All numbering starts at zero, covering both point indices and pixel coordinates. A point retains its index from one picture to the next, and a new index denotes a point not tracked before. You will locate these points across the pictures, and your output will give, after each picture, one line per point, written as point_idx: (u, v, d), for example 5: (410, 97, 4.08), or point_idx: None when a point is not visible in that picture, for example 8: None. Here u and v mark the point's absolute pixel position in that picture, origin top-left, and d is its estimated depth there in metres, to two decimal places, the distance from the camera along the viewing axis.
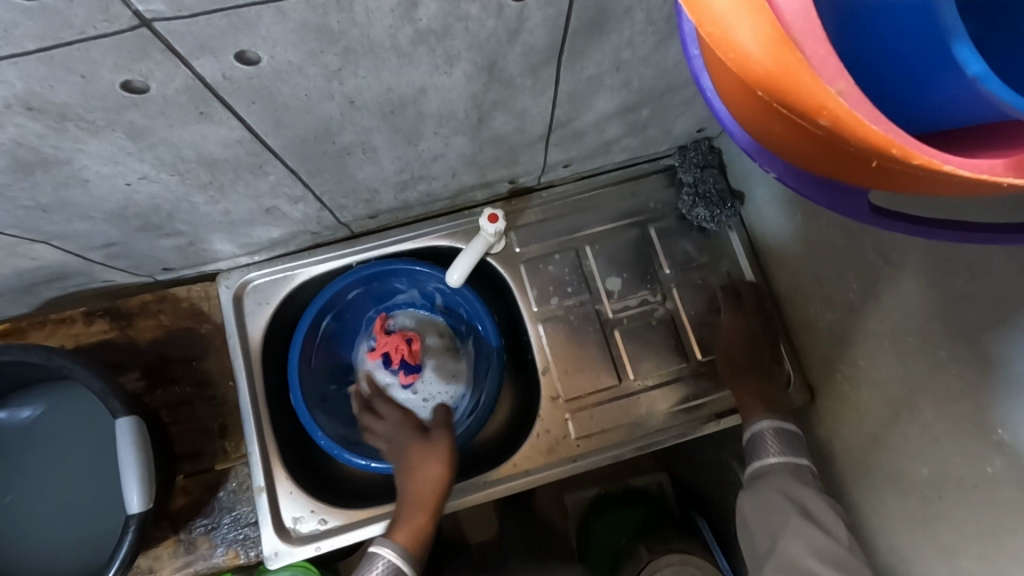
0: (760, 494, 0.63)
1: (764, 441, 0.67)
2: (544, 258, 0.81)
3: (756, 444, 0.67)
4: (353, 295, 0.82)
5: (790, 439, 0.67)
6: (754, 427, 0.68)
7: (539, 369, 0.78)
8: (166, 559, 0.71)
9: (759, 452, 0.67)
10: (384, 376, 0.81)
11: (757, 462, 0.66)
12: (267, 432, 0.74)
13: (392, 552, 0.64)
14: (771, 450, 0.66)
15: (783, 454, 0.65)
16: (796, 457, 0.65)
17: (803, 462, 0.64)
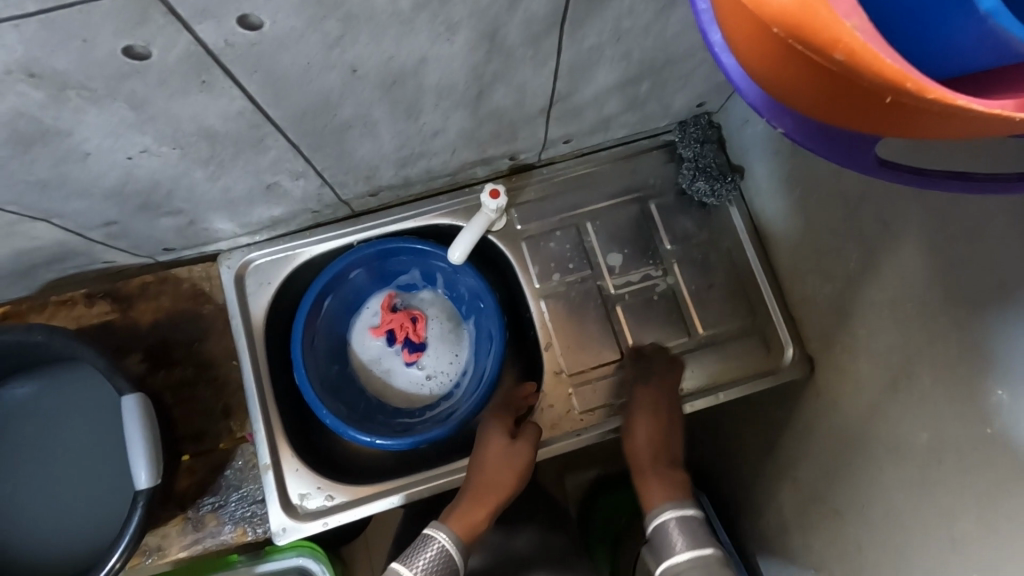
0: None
1: (669, 537, 0.57)
2: (545, 235, 0.81)
3: (661, 541, 0.57)
4: (354, 275, 0.82)
5: (696, 529, 0.58)
6: (656, 517, 0.59)
7: (542, 345, 0.79)
8: (174, 537, 0.71)
9: (667, 545, 0.57)
10: (389, 352, 0.86)
11: (664, 562, 0.56)
12: (272, 410, 0.74)
13: (446, 542, 0.62)
14: (677, 546, 0.56)
15: (690, 548, 0.56)
16: (702, 547, 0.56)
17: (711, 551, 0.56)
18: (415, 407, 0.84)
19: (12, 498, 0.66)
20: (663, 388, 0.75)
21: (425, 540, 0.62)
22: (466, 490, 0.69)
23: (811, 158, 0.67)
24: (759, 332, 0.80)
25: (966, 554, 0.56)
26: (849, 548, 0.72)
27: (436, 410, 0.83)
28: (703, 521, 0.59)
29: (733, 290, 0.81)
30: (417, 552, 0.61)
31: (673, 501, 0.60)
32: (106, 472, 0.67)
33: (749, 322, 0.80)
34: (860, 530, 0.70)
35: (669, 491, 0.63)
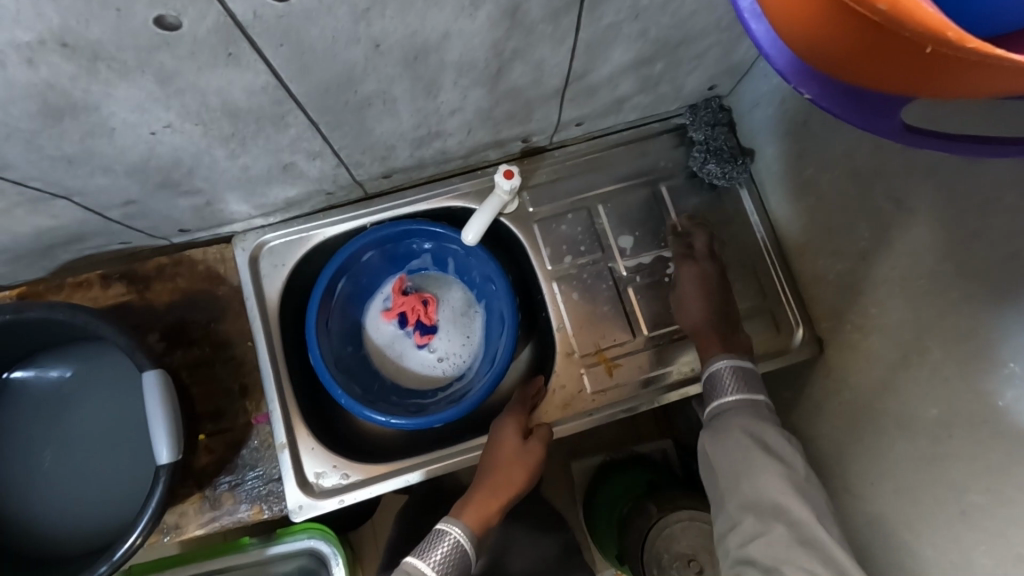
0: (721, 433, 0.64)
1: (720, 381, 0.68)
2: (557, 217, 0.82)
3: (711, 382, 0.69)
4: (367, 257, 0.83)
5: (748, 377, 0.68)
6: (711, 364, 0.69)
7: (554, 326, 0.80)
8: (192, 515, 0.72)
9: (718, 390, 0.68)
10: (401, 334, 0.87)
11: (716, 399, 0.68)
12: (288, 390, 0.75)
13: (460, 537, 0.63)
14: (730, 389, 0.67)
15: (742, 393, 0.66)
16: (754, 394, 0.67)
17: (760, 398, 0.66)
18: (428, 388, 0.85)
19: (33, 474, 0.66)
20: (710, 258, 0.79)
21: (438, 533, 0.64)
22: (478, 483, 0.70)
23: (823, 138, 0.67)
24: (769, 313, 0.81)
25: (975, 525, 0.57)
26: (857, 523, 0.74)
27: (449, 390, 0.85)
28: (754, 372, 0.69)
29: (743, 272, 0.82)
30: (432, 546, 0.63)
31: (724, 354, 0.70)
32: (128, 448, 0.67)
33: (758, 303, 0.81)
34: (870, 507, 0.71)
35: (725, 347, 0.72)
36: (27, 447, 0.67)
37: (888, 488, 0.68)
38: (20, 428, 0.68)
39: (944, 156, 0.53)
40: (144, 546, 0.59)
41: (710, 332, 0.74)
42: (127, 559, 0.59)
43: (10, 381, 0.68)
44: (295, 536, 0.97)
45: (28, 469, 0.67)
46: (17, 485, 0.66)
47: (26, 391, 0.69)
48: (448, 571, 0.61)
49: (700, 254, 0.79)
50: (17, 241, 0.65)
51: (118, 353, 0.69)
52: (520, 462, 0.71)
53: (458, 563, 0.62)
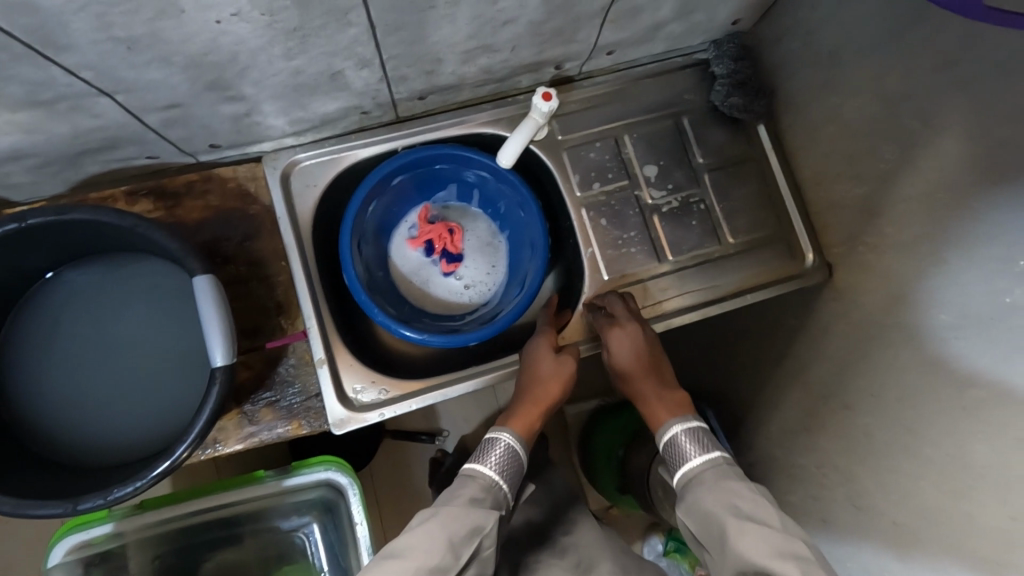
0: (694, 507, 0.60)
1: (681, 449, 0.65)
2: (586, 145, 0.84)
3: (672, 457, 0.66)
4: (397, 182, 0.83)
5: (703, 438, 0.65)
6: (668, 433, 0.67)
7: (583, 247, 0.82)
8: (231, 430, 0.72)
9: (681, 458, 0.64)
10: (426, 261, 0.88)
11: (681, 468, 0.64)
12: (323, 309, 0.76)
13: (510, 442, 0.66)
14: (691, 454, 0.64)
15: (702, 455, 0.63)
16: (710, 453, 0.63)
17: (721, 457, 0.63)
18: (454, 313, 0.87)
19: (80, 388, 0.66)
20: (635, 331, 0.75)
21: (489, 441, 0.66)
22: (520, 396, 0.72)
23: (850, 66, 0.71)
24: (784, 241, 0.86)
25: (976, 415, 0.63)
26: (858, 434, 0.80)
27: (477, 313, 0.87)
28: (708, 431, 0.67)
29: (761, 200, 0.86)
30: (486, 452, 0.65)
31: (679, 417, 0.69)
32: (177, 360, 0.67)
33: (775, 231, 0.86)
34: (869, 414, 0.78)
35: (676, 408, 0.71)
36: (71, 353, 0.67)
37: (887, 398, 0.75)
38: (62, 335, 0.67)
39: (973, 74, 0.58)
40: (187, 461, 0.58)
41: (643, 373, 0.74)
42: (169, 472, 0.58)
43: (50, 296, 0.68)
44: (311, 470, 0.95)
45: (72, 374, 0.67)
46: (62, 399, 0.66)
47: (71, 298, 0.68)
48: (506, 471, 0.64)
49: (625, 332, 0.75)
50: (51, 144, 0.62)
51: (168, 266, 0.69)
52: (557, 378, 0.73)
53: (515, 464, 0.65)
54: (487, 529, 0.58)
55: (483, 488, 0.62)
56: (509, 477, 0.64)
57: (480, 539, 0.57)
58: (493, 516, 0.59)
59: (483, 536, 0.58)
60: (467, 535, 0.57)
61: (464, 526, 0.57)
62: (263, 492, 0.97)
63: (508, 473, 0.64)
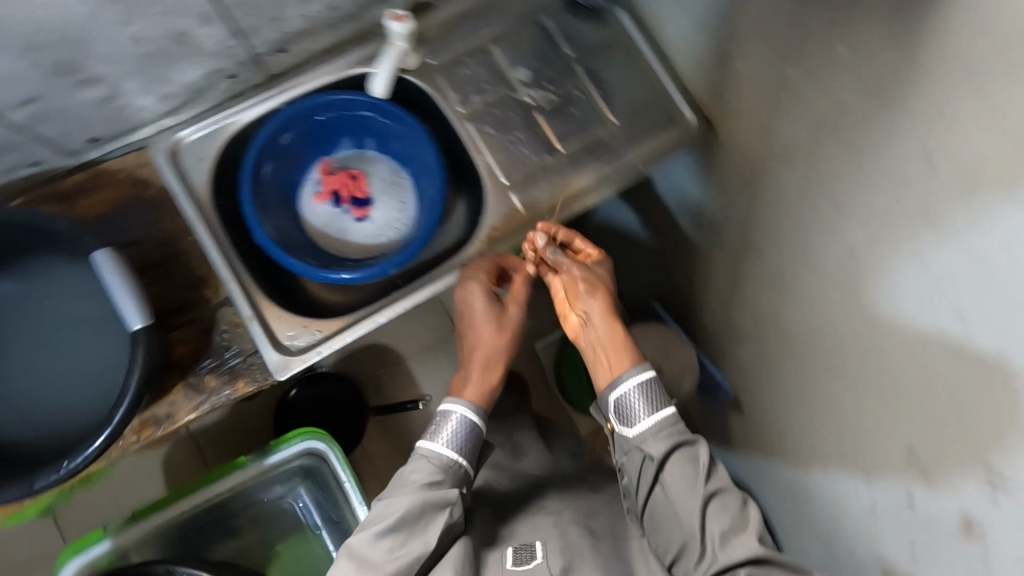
0: (659, 475, 0.68)
1: (633, 410, 0.68)
2: (456, 63, 0.87)
3: (626, 412, 0.69)
4: (286, 140, 0.85)
5: (654, 392, 0.69)
6: (619, 392, 0.69)
7: (474, 156, 0.85)
8: (181, 403, 0.76)
9: (631, 419, 0.69)
10: (338, 212, 0.91)
11: (631, 429, 0.69)
12: (243, 272, 0.78)
13: (464, 410, 0.75)
14: (641, 415, 0.68)
15: (654, 416, 0.68)
16: (660, 409, 0.68)
17: (669, 410, 0.69)
18: (374, 253, 0.90)
19: (29, 381, 0.71)
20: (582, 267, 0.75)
21: (448, 416, 0.75)
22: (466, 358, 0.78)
23: None
24: (665, 109, 0.89)
25: (847, 209, 0.67)
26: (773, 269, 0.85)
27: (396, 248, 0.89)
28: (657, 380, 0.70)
29: (634, 77, 0.89)
30: (456, 433, 0.74)
31: (630, 367, 0.69)
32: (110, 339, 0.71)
33: (654, 101, 0.89)
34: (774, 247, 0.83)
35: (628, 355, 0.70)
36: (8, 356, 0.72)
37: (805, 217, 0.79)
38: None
39: None
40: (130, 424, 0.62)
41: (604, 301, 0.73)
42: (115, 439, 0.62)
43: None
44: (288, 445, 0.99)
45: (11, 373, 0.71)
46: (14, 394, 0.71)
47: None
48: (467, 448, 0.75)
49: (565, 274, 0.73)
50: None
51: (72, 266, 0.72)
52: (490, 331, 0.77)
53: (472, 436, 0.75)
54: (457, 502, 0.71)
55: (439, 465, 0.73)
56: (462, 446, 0.75)
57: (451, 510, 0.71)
58: (452, 493, 0.71)
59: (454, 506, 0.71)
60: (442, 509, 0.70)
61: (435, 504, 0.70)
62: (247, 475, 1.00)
63: (461, 443, 0.75)
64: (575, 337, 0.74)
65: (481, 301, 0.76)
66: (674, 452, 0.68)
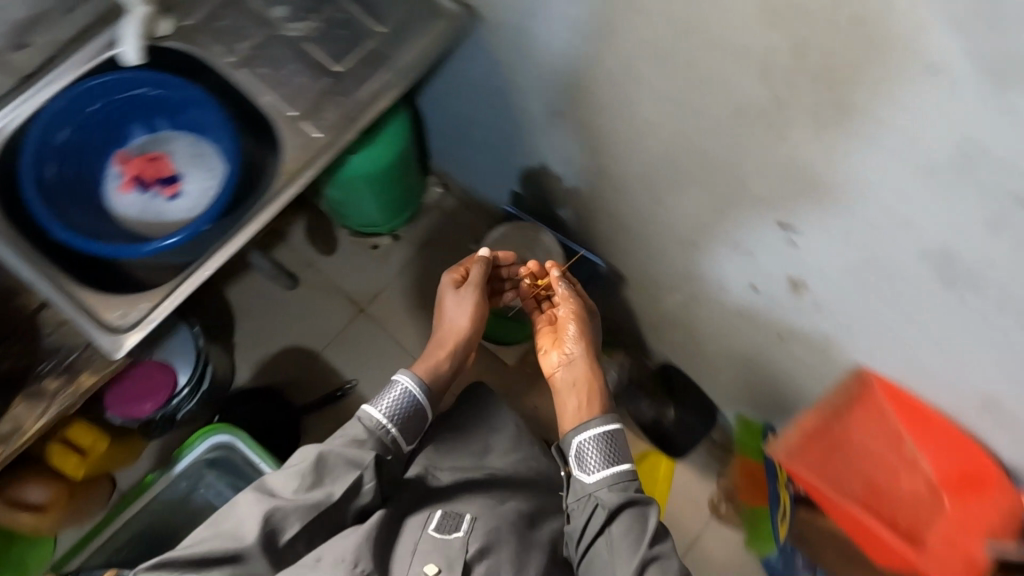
0: (606, 528, 0.77)
1: (585, 452, 0.82)
2: (211, 18, 0.88)
3: (584, 460, 0.82)
4: (64, 138, 0.85)
5: (613, 444, 0.83)
6: (575, 437, 0.83)
7: (256, 97, 0.86)
8: (26, 414, 0.76)
9: (586, 467, 0.82)
10: (147, 196, 0.90)
11: (585, 476, 0.81)
12: (53, 269, 0.78)
13: (409, 382, 0.87)
14: (596, 466, 0.81)
15: (611, 468, 0.81)
16: (615, 466, 0.81)
17: (625, 469, 0.81)
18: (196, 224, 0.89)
19: None
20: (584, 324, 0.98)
21: (393, 388, 0.86)
22: (433, 339, 0.98)
23: None
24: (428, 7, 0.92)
25: None
26: None
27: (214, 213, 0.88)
28: (619, 435, 0.83)
29: None
30: (394, 400, 0.85)
31: (596, 419, 0.84)
32: None
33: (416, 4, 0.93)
34: None
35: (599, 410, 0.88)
36: None
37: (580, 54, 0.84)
38: None
39: None
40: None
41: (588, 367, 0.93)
42: None
43: None
44: (191, 449, 1.03)
45: None
46: None
47: None
48: (395, 419, 0.85)
49: (567, 304, 0.98)
50: None
51: None
52: (461, 326, 0.98)
53: (402, 411, 0.85)
54: (365, 464, 0.79)
55: (371, 429, 0.83)
56: (399, 416, 0.85)
57: (359, 471, 0.79)
58: (362, 455, 0.79)
59: (362, 469, 0.79)
60: (347, 469, 0.79)
61: (345, 461, 0.79)
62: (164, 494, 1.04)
63: (396, 414, 0.85)
64: (552, 373, 0.95)
65: (451, 297, 0.99)
66: (620, 506, 0.78)
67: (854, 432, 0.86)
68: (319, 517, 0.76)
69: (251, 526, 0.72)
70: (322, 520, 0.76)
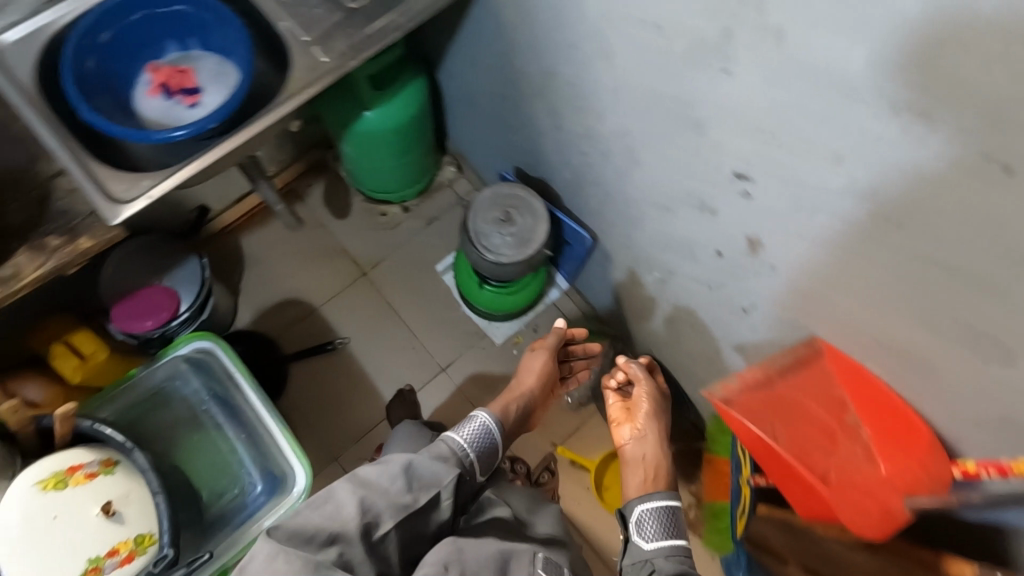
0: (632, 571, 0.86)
1: (648, 522, 0.90)
2: None
3: (641, 527, 0.90)
4: (107, 39, 0.95)
5: (676, 520, 0.91)
6: (645, 503, 0.92)
7: (277, 20, 0.96)
8: (27, 263, 0.83)
9: (643, 531, 0.89)
10: (170, 103, 1.00)
11: (648, 539, 0.88)
12: (71, 143, 0.87)
13: (488, 421, 0.95)
14: (654, 533, 0.89)
15: (671, 542, 0.87)
16: (674, 538, 0.88)
17: (680, 543, 0.88)
18: None
19: None
20: (645, 383, 1.15)
21: (473, 420, 0.94)
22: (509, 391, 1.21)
23: None
24: None
25: None
26: None
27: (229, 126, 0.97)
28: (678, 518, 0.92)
29: None
30: (468, 426, 0.93)
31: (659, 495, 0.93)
32: None
33: None
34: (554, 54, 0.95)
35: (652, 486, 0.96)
36: None
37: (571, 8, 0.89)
38: None
39: None
40: None
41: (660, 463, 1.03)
42: None
43: None
44: (178, 348, 1.10)
45: None
46: None
47: None
48: (474, 444, 0.91)
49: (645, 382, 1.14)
50: None
51: None
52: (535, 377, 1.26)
53: (480, 439, 0.92)
54: (445, 482, 0.80)
55: (454, 449, 0.88)
56: (478, 445, 0.91)
57: (438, 490, 0.79)
58: (448, 474, 0.81)
59: (440, 487, 0.80)
60: (425, 485, 0.79)
61: (426, 474, 0.80)
62: (144, 384, 1.11)
63: (474, 442, 0.91)
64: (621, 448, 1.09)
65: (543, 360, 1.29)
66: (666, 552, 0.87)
67: (797, 394, 0.88)
68: (408, 522, 0.76)
69: (349, 513, 0.72)
70: (409, 524, 0.76)
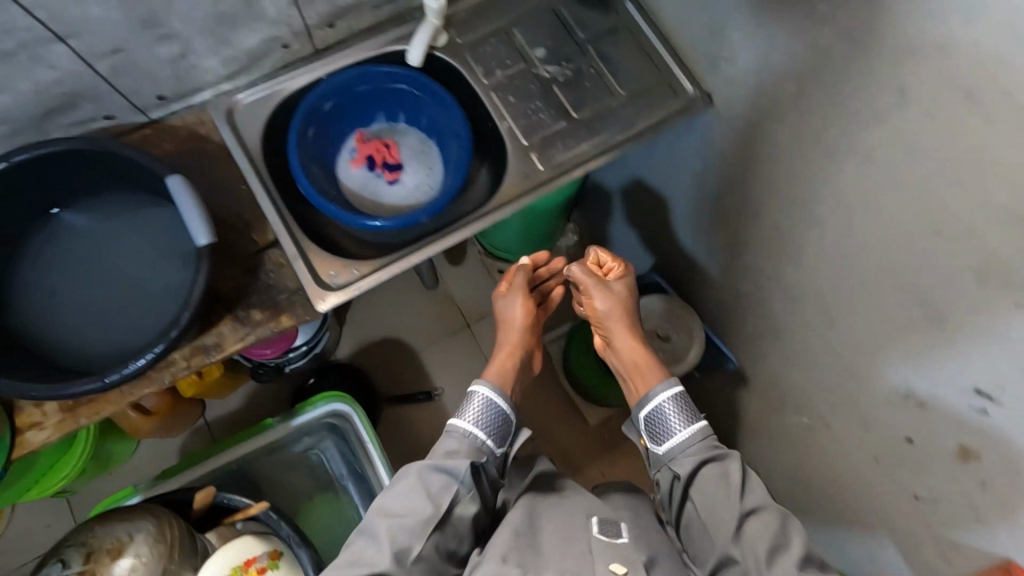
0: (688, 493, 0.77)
1: (665, 421, 0.82)
2: (482, 42, 0.99)
3: (661, 418, 0.83)
4: (329, 108, 0.95)
5: (684, 402, 0.83)
6: (655, 397, 0.84)
7: (498, 119, 0.95)
8: (228, 335, 0.82)
9: (667, 428, 0.82)
10: (371, 176, 0.99)
11: (670, 439, 0.82)
12: (289, 218, 0.87)
13: (487, 391, 0.84)
14: (677, 425, 0.82)
15: (688, 428, 0.81)
16: (694, 423, 0.81)
17: (700, 426, 0.81)
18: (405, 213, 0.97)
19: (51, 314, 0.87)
20: (603, 289, 0.92)
21: (474, 398, 0.84)
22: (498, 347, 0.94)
23: None
24: (667, 83, 0.98)
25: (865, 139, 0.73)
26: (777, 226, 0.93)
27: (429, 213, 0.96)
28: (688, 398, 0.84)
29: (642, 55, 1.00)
30: (468, 410, 0.83)
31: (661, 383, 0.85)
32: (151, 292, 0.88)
33: (657, 75, 0.99)
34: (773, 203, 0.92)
35: (658, 375, 0.87)
36: (78, 276, 0.89)
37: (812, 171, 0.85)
38: (80, 257, 0.90)
39: None
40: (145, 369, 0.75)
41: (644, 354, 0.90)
42: (138, 372, 0.75)
43: (59, 215, 0.91)
44: (315, 406, 1.08)
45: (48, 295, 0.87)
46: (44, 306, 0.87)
47: (71, 231, 0.91)
48: (483, 423, 0.82)
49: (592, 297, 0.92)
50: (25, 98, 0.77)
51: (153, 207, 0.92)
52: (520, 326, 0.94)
53: (490, 417, 0.83)
54: (461, 475, 0.76)
55: (462, 438, 0.81)
56: (488, 424, 0.83)
57: (455, 486, 0.76)
58: (460, 469, 0.76)
59: (459, 482, 0.76)
60: (442, 487, 0.75)
61: (441, 478, 0.76)
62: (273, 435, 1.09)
63: (485, 423, 0.83)
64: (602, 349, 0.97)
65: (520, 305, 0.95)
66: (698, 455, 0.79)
67: None
68: (445, 539, 0.75)
69: (384, 544, 0.70)
70: (444, 538, 0.74)
